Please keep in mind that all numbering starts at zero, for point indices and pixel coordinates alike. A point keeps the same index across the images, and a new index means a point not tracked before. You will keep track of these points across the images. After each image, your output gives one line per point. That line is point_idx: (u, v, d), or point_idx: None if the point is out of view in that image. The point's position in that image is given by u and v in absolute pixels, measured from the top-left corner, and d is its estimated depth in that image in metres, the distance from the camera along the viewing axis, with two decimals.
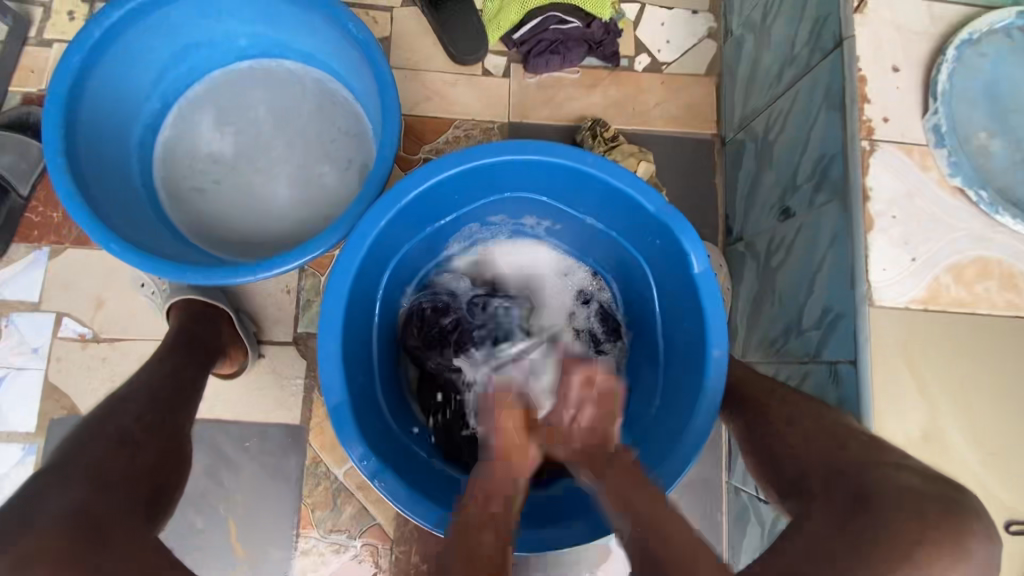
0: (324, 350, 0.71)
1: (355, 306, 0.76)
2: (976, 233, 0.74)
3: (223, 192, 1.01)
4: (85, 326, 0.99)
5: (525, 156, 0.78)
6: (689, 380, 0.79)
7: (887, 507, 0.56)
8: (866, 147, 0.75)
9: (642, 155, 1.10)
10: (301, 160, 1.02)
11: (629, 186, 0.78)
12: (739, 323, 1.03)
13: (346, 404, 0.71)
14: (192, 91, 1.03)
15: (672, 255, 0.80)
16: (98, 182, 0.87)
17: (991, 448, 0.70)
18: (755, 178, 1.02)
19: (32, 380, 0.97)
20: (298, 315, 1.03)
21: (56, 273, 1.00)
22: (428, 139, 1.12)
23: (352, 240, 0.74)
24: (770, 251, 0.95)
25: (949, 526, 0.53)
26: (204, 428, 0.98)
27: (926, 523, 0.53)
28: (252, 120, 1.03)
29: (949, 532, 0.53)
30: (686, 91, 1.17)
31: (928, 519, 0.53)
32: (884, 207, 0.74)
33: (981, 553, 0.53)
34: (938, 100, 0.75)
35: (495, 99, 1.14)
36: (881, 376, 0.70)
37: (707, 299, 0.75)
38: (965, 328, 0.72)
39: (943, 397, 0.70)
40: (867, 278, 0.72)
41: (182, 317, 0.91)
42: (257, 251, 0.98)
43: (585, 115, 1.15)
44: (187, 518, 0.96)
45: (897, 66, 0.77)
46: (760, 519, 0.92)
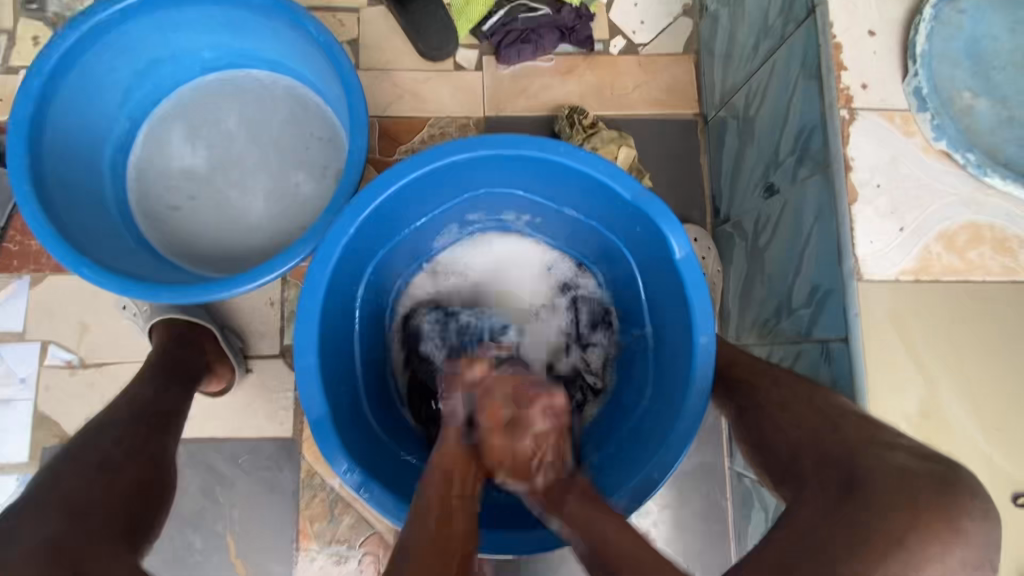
0: (302, 364, 0.69)
1: (331, 316, 0.75)
2: (966, 198, 0.71)
3: (199, 208, 0.99)
4: (71, 353, 0.99)
5: (496, 151, 0.75)
6: (678, 369, 0.77)
7: (877, 489, 0.54)
8: (845, 116, 0.72)
9: (622, 140, 1.07)
10: (275, 170, 1.01)
11: (604, 175, 0.76)
12: (731, 305, 1.01)
13: (327, 417, 0.69)
14: (161, 108, 1.02)
15: (653, 242, 0.78)
16: (69, 209, 0.86)
17: (993, 421, 0.68)
18: (739, 156, 0.99)
19: (22, 410, 0.97)
20: (283, 327, 1.02)
21: (38, 301, 0.99)
22: (403, 139, 1.10)
23: (322, 250, 0.73)
24: (757, 231, 0.93)
25: (943, 504, 0.51)
26: (197, 447, 0.98)
27: (915, 506, 0.51)
28: (223, 133, 1.02)
29: (944, 510, 0.51)
30: (664, 71, 1.14)
31: (919, 496, 0.52)
32: (869, 176, 0.71)
33: (979, 532, 0.51)
34: (918, 62, 0.72)
35: (470, 93, 1.12)
36: (875, 353, 0.68)
37: (691, 285, 0.73)
38: (959, 297, 0.70)
39: (939, 370, 0.68)
40: (855, 252, 0.70)
41: (164, 337, 0.90)
42: (237, 265, 0.97)
43: (563, 104, 1.12)
44: (186, 537, 0.96)
45: (873, 29, 0.74)
46: (763, 504, 0.90)
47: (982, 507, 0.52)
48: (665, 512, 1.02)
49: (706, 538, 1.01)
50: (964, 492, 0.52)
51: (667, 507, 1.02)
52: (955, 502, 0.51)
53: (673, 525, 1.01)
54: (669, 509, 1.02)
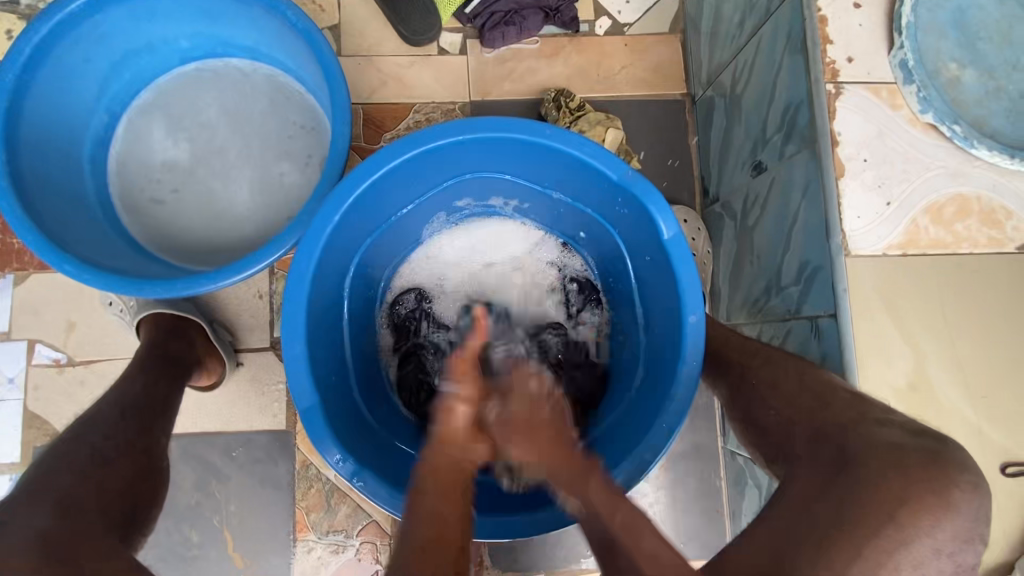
0: (290, 354, 0.69)
1: (319, 306, 0.74)
2: (952, 170, 0.71)
3: (183, 201, 0.98)
4: (59, 351, 0.98)
5: (479, 134, 0.74)
6: (668, 349, 0.77)
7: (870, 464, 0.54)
8: (831, 91, 0.71)
9: (609, 122, 1.06)
10: (258, 161, 0.99)
11: (590, 156, 0.75)
12: (722, 284, 1.01)
13: (317, 407, 0.69)
14: (140, 100, 1.00)
15: (641, 223, 0.77)
16: (48, 206, 0.84)
17: (982, 392, 0.68)
18: (727, 135, 0.99)
19: (11, 410, 0.96)
20: (273, 319, 1.01)
21: (22, 300, 0.98)
22: (388, 127, 1.08)
23: (306, 238, 0.72)
24: (746, 209, 0.92)
25: (934, 480, 0.51)
26: (190, 442, 0.97)
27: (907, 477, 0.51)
28: (205, 124, 1.00)
29: (934, 487, 0.51)
30: (650, 51, 1.13)
31: (912, 471, 0.52)
32: (855, 151, 0.71)
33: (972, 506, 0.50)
34: (904, 34, 0.71)
35: (455, 79, 1.10)
36: (863, 328, 0.68)
37: (680, 265, 0.73)
38: (947, 269, 0.70)
39: (928, 342, 0.68)
40: (843, 227, 0.69)
41: (155, 329, 0.89)
42: (223, 257, 0.96)
43: (549, 86, 1.11)
44: (183, 532, 0.96)
45: (858, 1, 0.73)
46: (756, 481, 0.91)
47: (972, 482, 0.52)
48: (660, 493, 1.03)
49: (701, 517, 1.02)
50: (954, 468, 0.52)
51: (662, 487, 1.03)
52: (944, 476, 0.52)
53: (668, 505, 1.02)
54: (665, 489, 1.02)
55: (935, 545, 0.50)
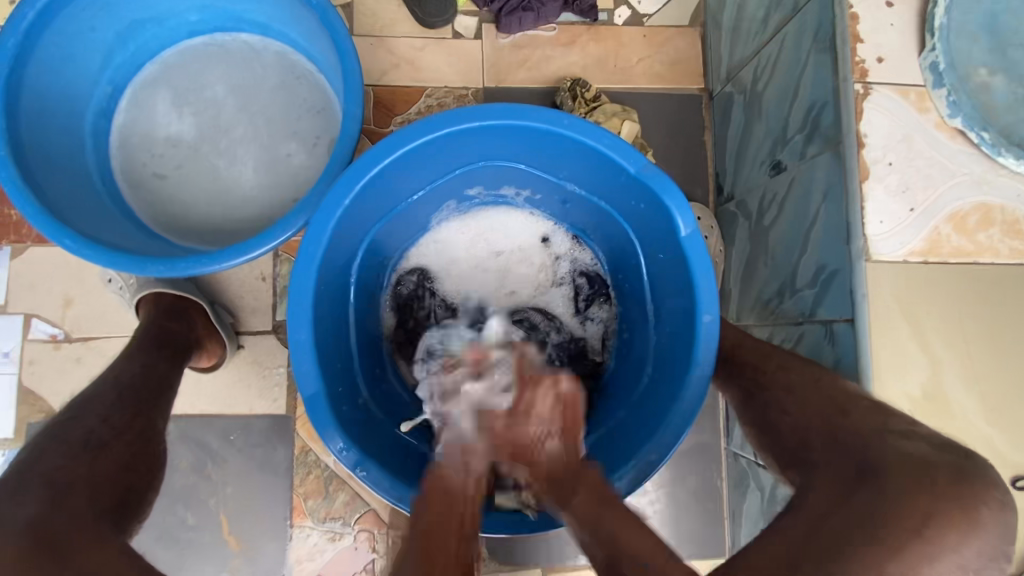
0: (295, 341, 0.67)
1: (326, 292, 0.73)
2: (977, 178, 0.70)
3: (186, 178, 0.96)
4: (56, 326, 0.96)
5: (497, 121, 0.73)
6: (679, 348, 0.76)
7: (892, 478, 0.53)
8: (858, 91, 0.70)
9: (625, 114, 1.04)
10: (265, 139, 0.97)
11: (608, 148, 0.73)
12: (732, 285, 1.00)
13: (322, 394, 0.68)
14: (145, 72, 0.97)
15: (657, 219, 0.76)
16: (49, 178, 0.82)
17: (996, 405, 0.67)
18: (745, 133, 0.97)
19: (6, 385, 0.94)
20: (275, 302, 0.99)
21: (19, 274, 0.96)
22: (399, 110, 1.06)
23: (315, 222, 0.70)
24: (762, 209, 0.91)
25: (960, 496, 0.50)
26: (188, 424, 0.96)
27: (933, 492, 0.51)
28: (211, 100, 0.97)
29: (960, 504, 0.50)
30: (669, 44, 1.11)
31: (938, 487, 0.51)
32: (880, 154, 0.69)
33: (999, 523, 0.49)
34: (936, 36, 0.69)
35: (469, 63, 1.08)
36: (880, 334, 0.67)
37: (696, 263, 0.71)
38: (968, 279, 0.69)
39: (944, 353, 0.67)
40: (864, 231, 0.68)
41: (155, 311, 0.88)
42: (227, 237, 0.94)
43: (564, 76, 1.09)
44: (178, 514, 0.95)
45: (891, 0, 0.71)
46: (759, 484, 0.90)
47: (999, 500, 0.51)
48: (661, 491, 1.02)
49: (700, 517, 1.01)
50: (980, 484, 0.51)
51: (663, 486, 1.02)
52: (970, 493, 0.51)
53: (668, 504, 1.02)
54: (665, 488, 1.02)
55: (960, 562, 0.48)
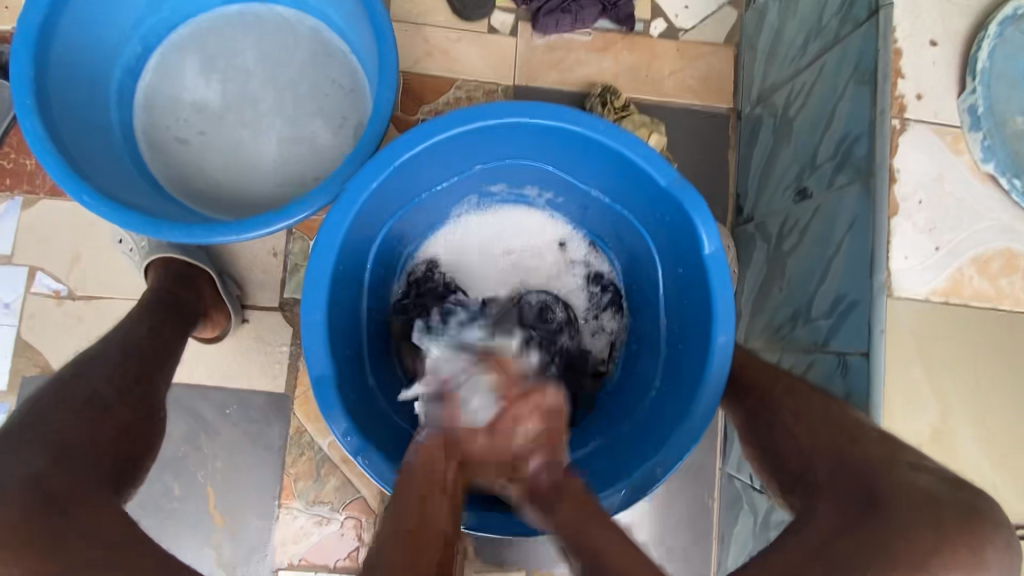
0: (308, 319, 0.67)
1: (342, 275, 0.72)
2: (1004, 224, 0.70)
3: (208, 146, 0.95)
4: (60, 282, 0.94)
5: (531, 120, 0.72)
6: (691, 365, 0.75)
7: (900, 511, 0.52)
8: (895, 126, 0.70)
9: (653, 126, 1.04)
10: (291, 115, 0.96)
11: (640, 157, 0.73)
12: (744, 307, 0.99)
13: (330, 375, 0.67)
14: (177, 35, 0.96)
15: (681, 233, 0.75)
16: (71, 130, 0.81)
17: (1003, 454, 0.68)
18: (772, 156, 0.96)
19: (3, 336, 0.93)
20: (285, 279, 0.98)
21: (29, 225, 0.94)
22: (428, 99, 1.05)
23: (341, 201, 0.69)
24: (782, 234, 0.91)
25: (966, 533, 0.50)
26: (185, 393, 0.95)
27: (941, 529, 0.50)
28: (240, 69, 0.96)
29: (967, 541, 0.50)
30: (703, 61, 1.11)
31: (945, 526, 0.51)
32: (911, 190, 0.69)
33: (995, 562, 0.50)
34: (977, 79, 0.69)
35: (501, 60, 1.08)
36: (894, 370, 0.67)
37: (716, 282, 0.71)
38: (987, 324, 0.69)
39: (956, 395, 0.67)
40: (889, 266, 0.68)
41: (162, 278, 0.86)
42: (244, 208, 0.93)
43: (596, 82, 1.09)
44: (166, 483, 0.94)
45: (935, 39, 0.71)
46: (753, 508, 0.90)
47: (1005, 540, 0.51)
48: (652, 506, 1.02)
49: (688, 535, 1.01)
50: (989, 528, 0.51)
51: (655, 502, 1.01)
52: (978, 535, 0.50)
53: (658, 521, 1.01)
54: (657, 504, 1.01)
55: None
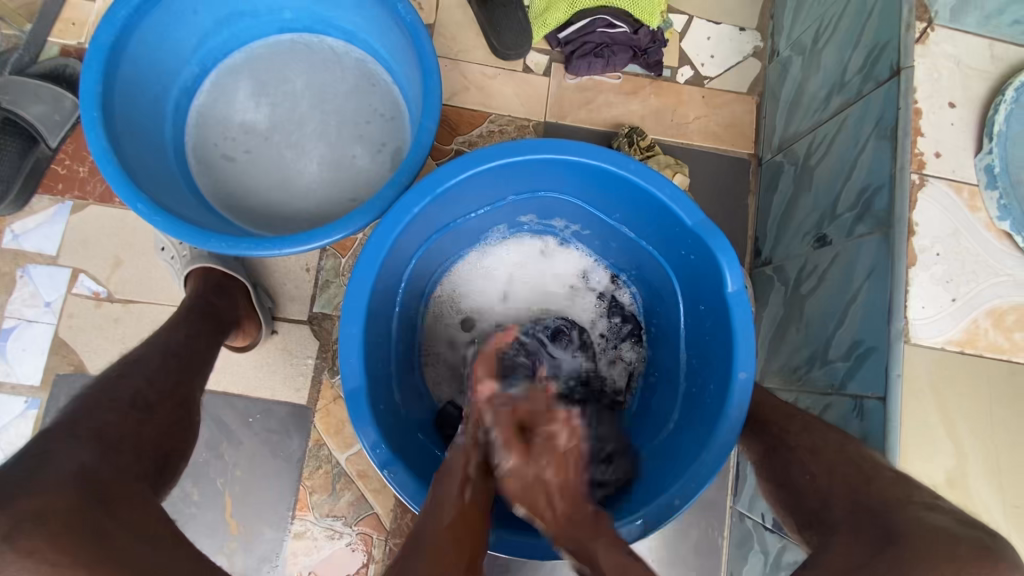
0: (345, 334, 0.69)
1: (379, 294, 0.75)
2: (1019, 280, 0.73)
3: (253, 164, 0.99)
4: (100, 285, 0.98)
5: (566, 156, 0.76)
6: (710, 401, 0.77)
7: (914, 543, 0.53)
8: (914, 181, 0.73)
9: (678, 167, 1.08)
10: (333, 140, 1.01)
11: (669, 197, 0.76)
12: (761, 346, 1.01)
13: (362, 390, 0.69)
14: (231, 59, 1.02)
15: (704, 271, 0.78)
16: (130, 143, 0.86)
17: (1017, 506, 0.68)
18: (792, 202, 1.00)
19: (41, 334, 0.96)
20: (315, 294, 1.01)
21: (76, 228, 0.99)
22: (463, 130, 1.10)
23: (384, 224, 0.73)
24: (800, 278, 0.93)
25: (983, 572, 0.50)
26: (210, 400, 0.97)
27: (956, 562, 0.50)
28: (289, 94, 1.02)
29: None
30: (726, 107, 1.15)
31: (959, 556, 0.51)
32: (929, 243, 0.72)
33: None
34: (994, 140, 0.73)
35: (535, 97, 1.13)
36: (910, 417, 0.68)
37: (738, 320, 0.74)
38: (1000, 374, 0.71)
39: (969, 442, 0.69)
40: (906, 314, 0.70)
41: (201, 287, 0.89)
42: (283, 225, 0.97)
43: (623, 122, 1.14)
44: (184, 487, 0.95)
45: (953, 101, 0.75)
46: (764, 547, 0.91)
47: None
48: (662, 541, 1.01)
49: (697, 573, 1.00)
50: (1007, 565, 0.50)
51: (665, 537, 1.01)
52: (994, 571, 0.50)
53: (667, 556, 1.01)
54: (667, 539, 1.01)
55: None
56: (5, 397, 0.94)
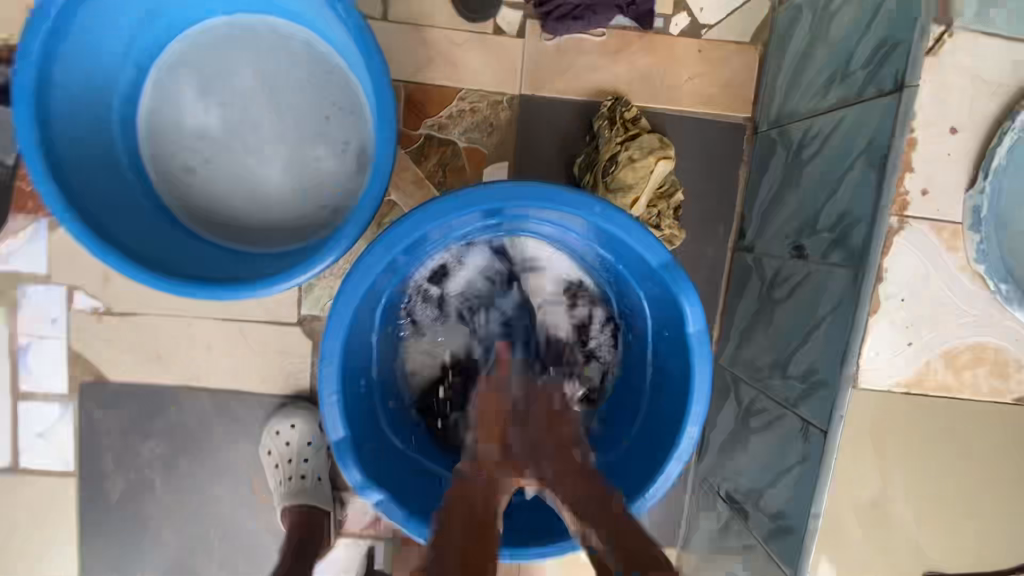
0: (325, 394, 0.76)
1: (354, 343, 0.80)
2: (982, 320, 0.72)
3: (214, 174, 0.96)
4: (97, 299, 1.02)
5: (529, 200, 0.74)
6: (668, 420, 0.83)
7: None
8: (894, 225, 0.69)
9: (660, 151, 0.96)
10: (293, 142, 0.96)
11: (637, 240, 0.75)
12: (734, 332, 1.04)
13: (347, 440, 0.77)
14: (168, 53, 0.93)
15: (669, 305, 0.80)
16: (84, 179, 0.86)
17: (932, 519, 0.77)
18: (779, 192, 0.94)
19: (55, 347, 1.03)
20: (301, 297, 1.04)
21: (59, 246, 1.00)
22: (430, 111, 1.02)
23: (349, 285, 0.75)
24: (776, 279, 0.92)
25: None
26: (222, 396, 1.07)
27: None
28: (238, 91, 0.94)
29: None
30: (725, 64, 1.03)
31: None
32: (897, 290, 0.71)
33: None
34: (988, 177, 0.68)
35: (509, 65, 1.02)
36: (846, 452, 0.75)
37: (697, 359, 0.77)
38: (942, 411, 0.74)
39: (898, 470, 0.76)
40: (860, 359, 0.72)
41: (298, 522, 1.01)
42: (256, 240, 0.96)
43: (607, 88, 1.03)
44: (210, 471, 1.08)
45: (956, 126, 0.68)
46: (716, 513, 1.04)
47: None
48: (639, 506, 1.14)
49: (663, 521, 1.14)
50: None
51: None
52: None
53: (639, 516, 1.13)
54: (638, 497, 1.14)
55: None
56: (40, 403, 1.05)
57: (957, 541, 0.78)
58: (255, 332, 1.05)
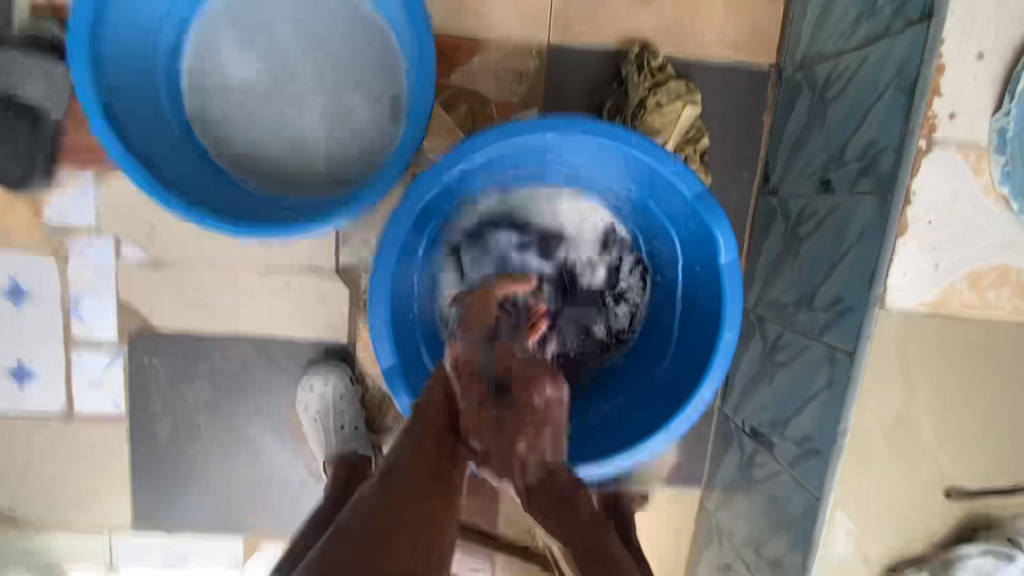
0: (374, 322, 0.81)
1: (400, 277, 0.84)
2: (1006, 240, 0.75)
3: (254, 126, 0.98)
4: (144, 250, 1.07)
5: (570, 133, 0.77)
6: (700, 349, 0.87)
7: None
8: (921, 147, 0.72)
9: (687, 96, 1.00)
10: (330, 91, 0.98)
11: (671, 172, 0.79)
12: (759, 274, 1.07)
13: (396, 367, 0.83)
14: (208, 7, 0.97)
15: (701, 236, 0.83)
16: (135, 127, 0.91)
17: (956, 436, 0.81)
18: (804, 132, 0.97)
19: (106, 297, 1.08)
20: (339, 246, 1.08)
21: (106, 199, 1.04)
22: (460, 62, 1.04)
23: (398, 217, 0.79)
24: (801, 217, 0.95)
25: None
26: (264, 343, 1.11)
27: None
28: (275, 42, 0.97)
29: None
30: (749, 9, 1.05)
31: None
32: (923, 212, 0.74)
33: None
34: (1014, 100, 0.71)
35: (537, 15, 1.04)
36: (873, 372, 0.78)
37: (729, 286, 0.81)
38: (967, 330, 0.77)
39: (924, 389, 0.79)
40: (887, 280, 0.75)
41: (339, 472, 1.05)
42: (296, 188, 0.99)
43: (633, 36, 1.05)
44: (255, 415, 1.14)
45: (982, 51, 0.70)
46: (741, 447, 1.08)
47: None
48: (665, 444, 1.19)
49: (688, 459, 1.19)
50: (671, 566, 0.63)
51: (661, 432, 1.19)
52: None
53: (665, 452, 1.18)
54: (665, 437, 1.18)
55: None
56: (93, 351, 1.10)
57: (979, 457, 0.81)
58: (295, 280, 1.09)
